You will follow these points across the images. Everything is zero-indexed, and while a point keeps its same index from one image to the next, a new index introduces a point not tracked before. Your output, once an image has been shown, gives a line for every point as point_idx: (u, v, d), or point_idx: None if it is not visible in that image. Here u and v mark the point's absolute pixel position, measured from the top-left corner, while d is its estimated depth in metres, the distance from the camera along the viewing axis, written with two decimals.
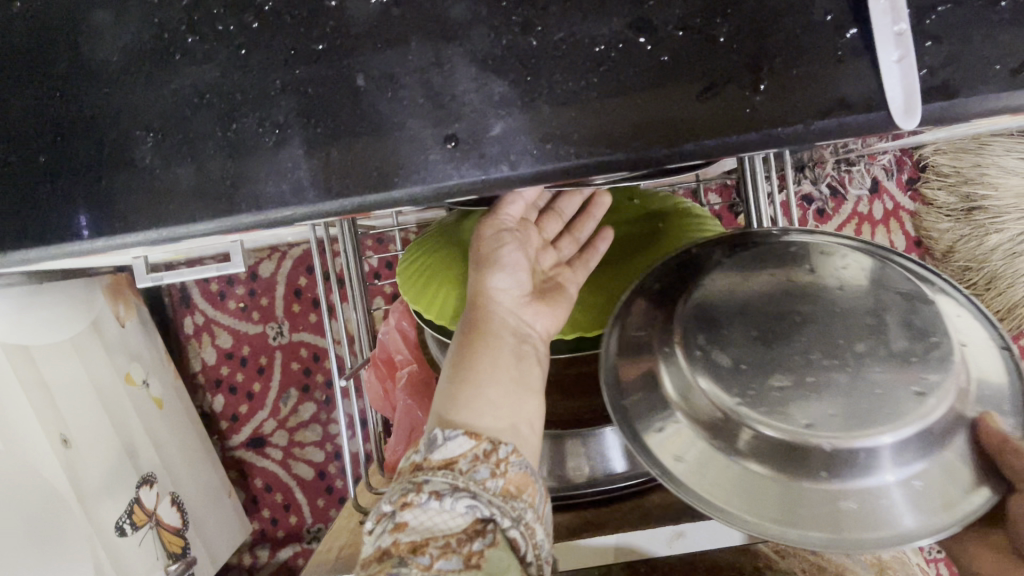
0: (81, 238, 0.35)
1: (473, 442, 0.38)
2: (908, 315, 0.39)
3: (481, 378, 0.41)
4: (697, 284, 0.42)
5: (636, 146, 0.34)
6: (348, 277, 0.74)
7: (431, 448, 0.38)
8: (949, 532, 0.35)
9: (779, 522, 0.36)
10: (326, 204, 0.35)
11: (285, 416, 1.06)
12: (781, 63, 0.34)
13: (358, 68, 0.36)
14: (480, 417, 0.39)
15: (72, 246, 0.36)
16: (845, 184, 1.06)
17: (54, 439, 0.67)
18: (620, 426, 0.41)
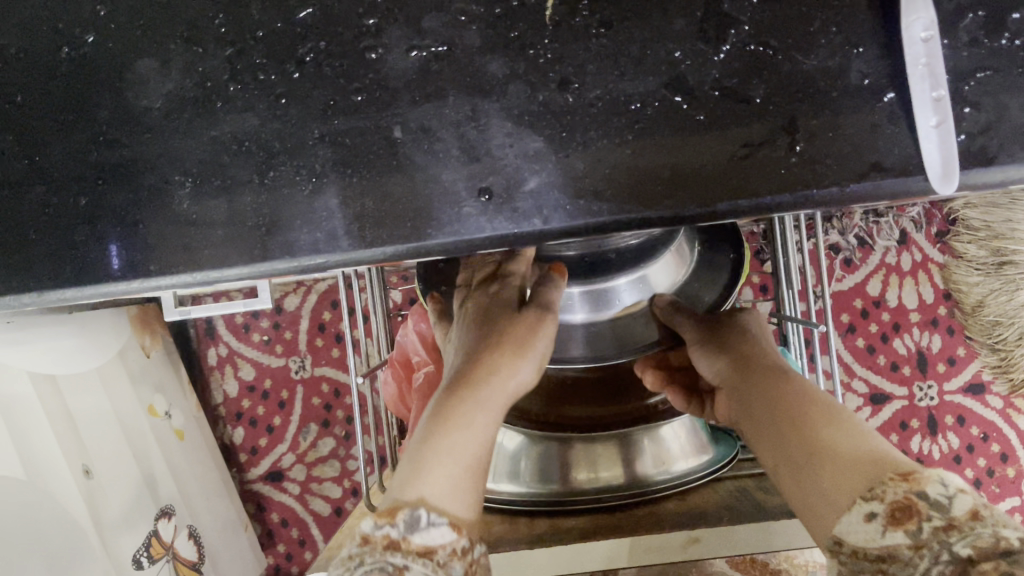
0: (116, 278, 0.36)
1: (454, 536, 0.41)
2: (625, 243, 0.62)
3: (466, 466, 0.45)
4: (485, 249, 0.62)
5: (670, 204, 0.35)
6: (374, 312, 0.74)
7: (412, 529, 0.41)
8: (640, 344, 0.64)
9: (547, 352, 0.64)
10: (360, 253, 0.35)
11: (303, 450, 1.05)
12: (817, 126, 0.34)
13: (395, 120, 0.36)
14: (460, 510, 0.43)
15: (108, 286, 0.36)
16: (873, 235, 1.07)
17: (77, 471, 0.68)
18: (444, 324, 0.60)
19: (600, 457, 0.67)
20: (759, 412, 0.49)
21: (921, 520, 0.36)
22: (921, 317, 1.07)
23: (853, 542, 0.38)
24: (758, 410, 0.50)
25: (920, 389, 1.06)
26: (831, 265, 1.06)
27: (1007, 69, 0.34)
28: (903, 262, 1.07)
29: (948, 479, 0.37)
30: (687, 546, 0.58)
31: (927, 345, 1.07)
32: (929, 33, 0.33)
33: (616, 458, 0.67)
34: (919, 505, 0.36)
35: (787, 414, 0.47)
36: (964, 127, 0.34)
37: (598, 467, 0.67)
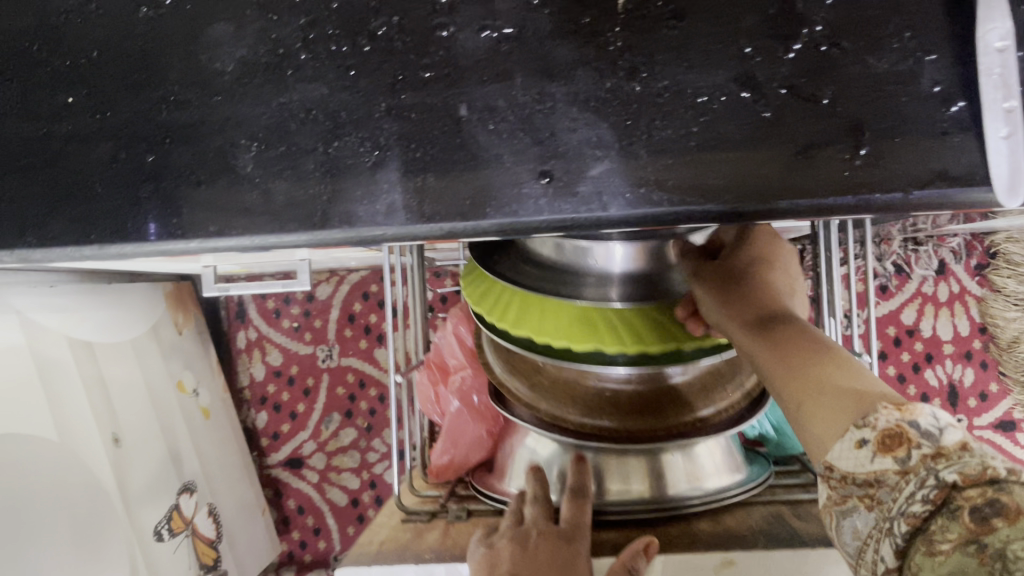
0: (148, 241, 0.36)
1: None
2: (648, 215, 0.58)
3: None
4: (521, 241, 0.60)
5: (733, 198, 0.35)
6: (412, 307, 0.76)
7: None
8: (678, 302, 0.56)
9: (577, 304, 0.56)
10: (416, 227, 0.36)
11: (325, 439, 1.11)
12: (884, 130, 0.34)
13: (462, 99, 0.36)
14: None
15: (138, 248, 0.36)
16: (910, 264, 1.12)
17: (106, 438, 0.68)
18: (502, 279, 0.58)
19: (634, 472, 0.66)
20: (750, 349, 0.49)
21: (914, 447, 0.37)
22: (955, 349, 1.12)
23: (843, 470, 0.39)
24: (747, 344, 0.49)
25: None
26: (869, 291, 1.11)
27: None
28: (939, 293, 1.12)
29: (939, 413, 0.38)
30: (722, 568, 0.56)
31: (959, 377, 1.13)
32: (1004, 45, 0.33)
33: (648, 475, 0.66)
34: (912, 434, 0.37)
35: (793, 356, 0.46)
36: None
37: (633, 486, 0.65)
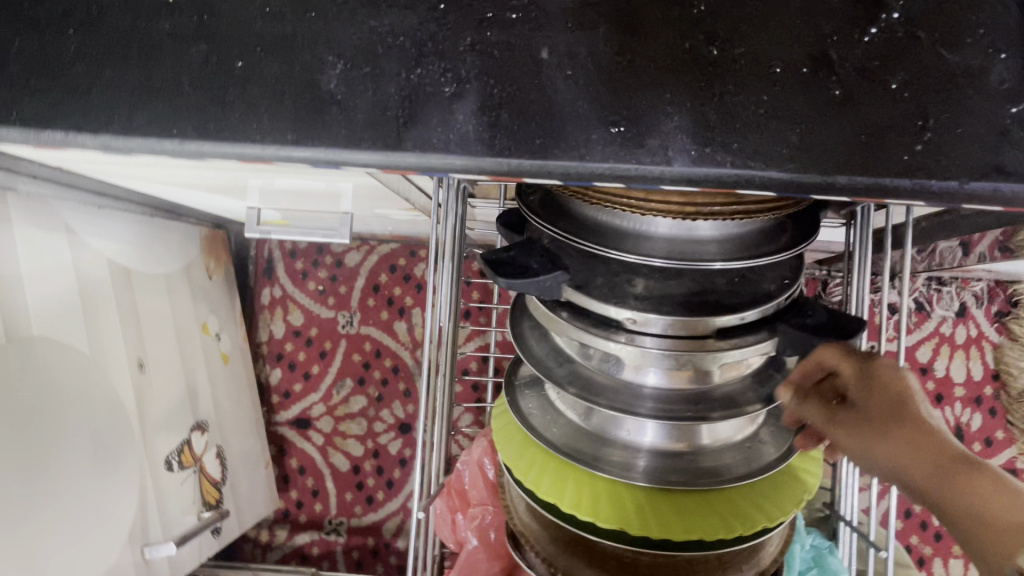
0: (205, 141, 0.38)
1: None
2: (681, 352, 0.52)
3: None
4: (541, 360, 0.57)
5: (793, 168, 0.36)
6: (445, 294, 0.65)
7: None
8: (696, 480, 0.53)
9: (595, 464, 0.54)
10: (486, 160, 0.37)
11: (335, 404, 1.11)
12: (948, 120, 0.36)
13: (545, 43, 0.38)
14: None
15: (195, 146, 0.38)
16: (931, 302, 1.02)
17: (131, 362, 0.69)
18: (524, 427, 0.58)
19: None
20: (870, 456, 0.44)
21: None
22: (967, 393, 1.04)
23: None
24: (915, 468, 0.42)
25: None
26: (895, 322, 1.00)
27: None
28: (958, 335, 1.03)
29: None
30: None
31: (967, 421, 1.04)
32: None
33: None
34: None
35: (915, 457, 0.42)
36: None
37: None
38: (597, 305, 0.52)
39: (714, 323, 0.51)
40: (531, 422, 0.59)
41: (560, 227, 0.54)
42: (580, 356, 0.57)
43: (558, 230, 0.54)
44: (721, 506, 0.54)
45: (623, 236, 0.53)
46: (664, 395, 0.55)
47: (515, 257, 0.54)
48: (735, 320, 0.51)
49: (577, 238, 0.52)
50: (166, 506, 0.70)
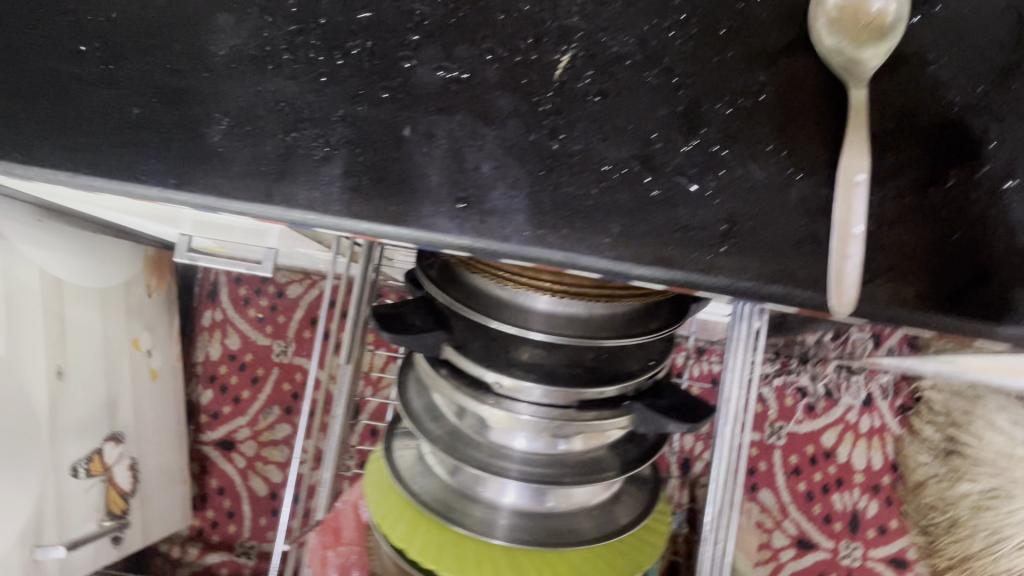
0: (94, 176, 0.42)
1: None
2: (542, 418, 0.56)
3: None
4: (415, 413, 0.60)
5: (614, 255, 0.40)
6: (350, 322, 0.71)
7: None
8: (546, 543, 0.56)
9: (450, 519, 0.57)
10: (343, 220, 0.41)
11: (260, 429, 1.02)
12: (750, 227, 0.40)
13: (407, 121, 0.42)
14: None
15: (85, 179, 0.42)
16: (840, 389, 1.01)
17: (51, 369, 0.72)
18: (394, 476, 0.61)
19: None
20: None
21: None
22: (865, 480, 1.00)
23: None
24: None
25: (846, 547, 0.98)
26: (793, 406, 1.00)
27: (914, 228, 0.40)
28: (861, 423, 1.00)
29: None
30: None
31: (863, 508, 0.99)
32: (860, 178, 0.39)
33: None
34: None
35: None
36: (870, 267, 0.39)
37: None
38: (471, 366, 0.56)
39: (581, 395, 0.55)
40: (401, 469, 0.61)
41: (450, 294, 0.57)
42: (453, 415, 0.60)
43: (448, 297, 0.57)
44: (562, 567, 0.57)
45: (507, 306, 0.56)
46: (528, 460, 0.58)
47: (401, 312, 0.58)
48: (595, 393, 0.56)
49: (464, 306, 0.56)
50: (67, 510, 0.72)
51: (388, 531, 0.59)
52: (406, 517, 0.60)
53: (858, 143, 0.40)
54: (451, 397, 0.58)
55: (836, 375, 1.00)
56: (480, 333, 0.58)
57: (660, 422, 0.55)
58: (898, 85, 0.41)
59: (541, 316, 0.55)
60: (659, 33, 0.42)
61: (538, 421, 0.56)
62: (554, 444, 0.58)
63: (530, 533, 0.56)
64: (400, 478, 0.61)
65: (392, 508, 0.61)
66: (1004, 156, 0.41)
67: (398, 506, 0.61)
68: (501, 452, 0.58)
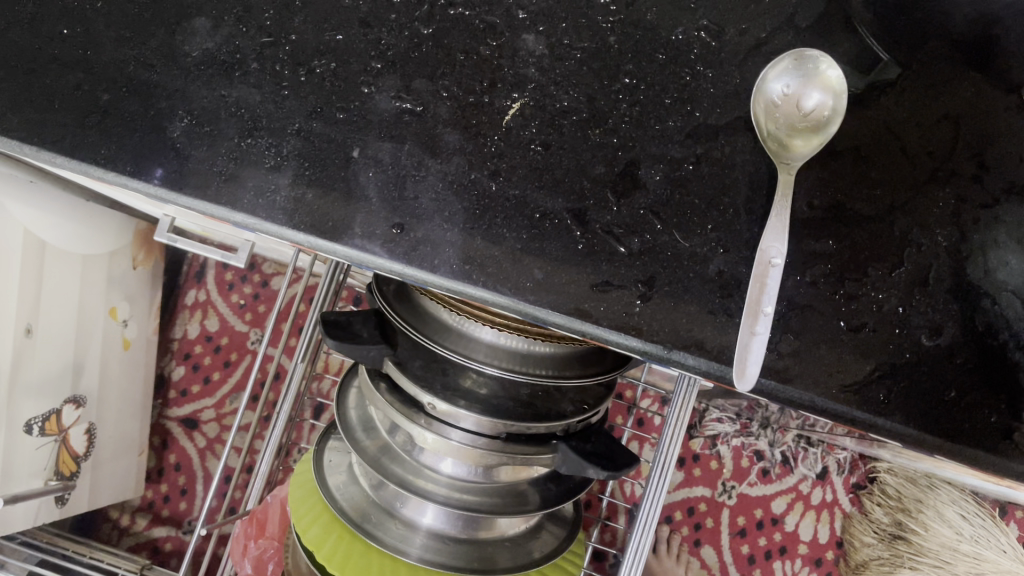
0: (54, 152, 0.44)
1: None
2: (468, 448, 0.57)
3: None
4: (352, 423, 0.62)
5: (533, 298, 0.40)
6: (311, 317, 0.76)
7: None
8: (455, 567, 0.57)
9: (367, 532, 0.58)
10: (280, 228, 0.42)
11: (226, 412, 1.03)
12: (668, 292, 0.41)
13: (356, 143, 0.43)
14: None
15: (46, 154, 0.44)
16: (797, 458, 0.98)
17: (19, 327, 0.74)
18: (323, 481, 0.63)
19: None
20: None
21: None
22: (808, 551, 0.97)
23: None
24: None
25: None
26: (746, 468, 0.98)
27: (827, 315, 0.41)
28: (813, 495, 0.98)
29: None
30: None
31: None
32: (776, 259, 0.40)
33: None
34: None
35: None
36: (783, 345, 0.40)
37: None
38: (407, 382, 0.57)
39: (509, 428, 0.56)
40: (331, 475, 0.63)
41: (400, 316, 0.58)
42: (386, 430, 0.61)
43: (399, 319, 0.58)
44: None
45: (455, 332, 0.57)
46: (451, 484, 0.59)
47: (350, 321, 0.59)
48: (522, 428, 0.56)
49: (412, 330, 0.57)
50: (13, 465, 0.74)
51: (303, 533, 0.61)
52: (322, 521, 0.61)
53: (781, 230, 0.41)
54: (386, 412, 0.60)
55: (795, 445, 0.98)
56: (422, 353, 0.59)
57: (581, 466, 0.56)
58: (831, 176, 0.43)
59: (485, 346, 0.56)
60: (608, 94, 0.44)
61: (464, 449, 0.57)
62: (479, 472, 0.59)
63: (440, 556, 0.57)
64: (327, 483, 0.62)
65: (311, 511, 0.63)
66: (922, 258, 0.42)
67: (317, 511, 0.62)
68: (426, 473, 0.59)
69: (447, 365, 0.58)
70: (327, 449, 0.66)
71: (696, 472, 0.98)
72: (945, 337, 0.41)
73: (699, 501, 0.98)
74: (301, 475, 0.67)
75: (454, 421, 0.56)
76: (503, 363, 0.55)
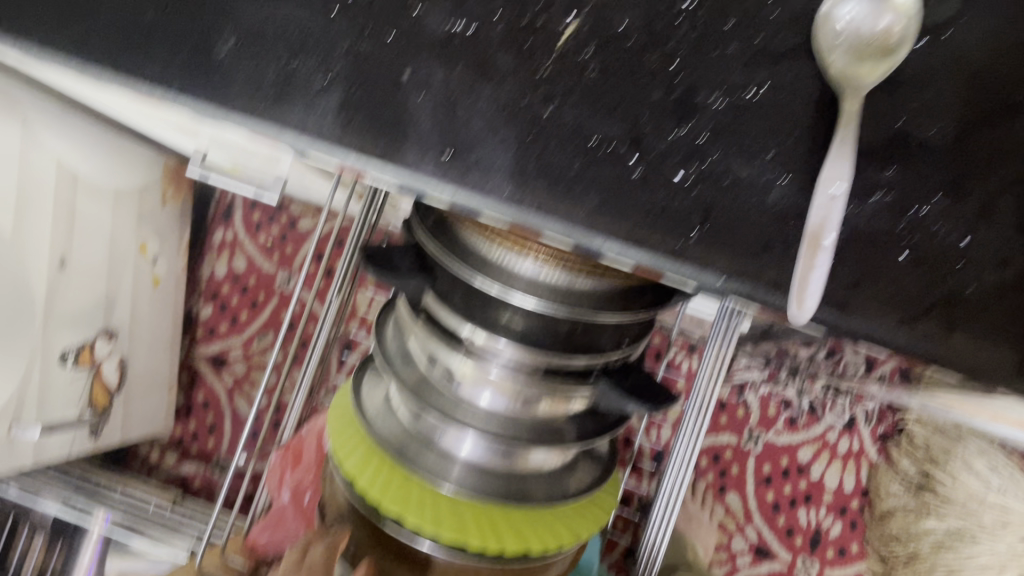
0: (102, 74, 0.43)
1: None
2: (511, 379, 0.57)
3: None
4: (389, 355, 0.62)
5: (589, 224, 0.41)
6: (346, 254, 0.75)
7: None
8: (493, 497, 0.56)
9: (406, 460, 0.58)
10: (335, 150, 0.43)
11: (253, 351, 1.03)
12: (722, 222, 0.41)
13: (407, 66, 0.42)
14: None
15: None
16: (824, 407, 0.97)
17: (54, 260, 0.74)
18: (359, 412, 0.62)
19: None
20: None
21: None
22: (832, 501, 0.97)
23: None
24: None
25: (801, 561, 0.98)
26: (774, 416, 0.98)
27: (886, 245, 0.40)
28: (840, 444, 0.97)
29: None
30: None
31: (826, 527, 0.97)
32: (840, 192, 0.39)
33: None
34: None
35: None
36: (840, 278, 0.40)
37: None
38: (449, 315, 0.57)
39: (549, 362, 0.56)
40: (367, 406, 0.62)
41: (440, 247, 0.57)
42: (425, 362, 0.61)
43: (439, 250, 0.57)
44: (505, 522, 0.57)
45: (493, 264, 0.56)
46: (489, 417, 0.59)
47: (389, 253, 0.60)
48: (563, 361, 0.56)
49: (452, 260, 0.56)
50: (50, 397, 0.75)
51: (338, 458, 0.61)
52: (361, 451, 0.61)
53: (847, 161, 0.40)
54: (425, 343, 0.59)
55: (823, 394, 0.97)
56: (462, 288, 0.58)
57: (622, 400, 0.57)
58: None
59: (524, 278, 0.55)
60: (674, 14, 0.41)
61: (504, 380, 0.57)
62: (518, 405, 0.58)
63: (480, 487, 0.57)
64: (364, 414, 0.62)
65: (349, 441, 0.62)
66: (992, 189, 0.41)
67: (356, 441, 0.62)
68: (464, 405, 0.59)
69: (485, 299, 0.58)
70: (362, 382, 0.65)
71: (723, 419, 0.99)
72: (1013, 270, 0.41)
73: (725, 448, 0.99)
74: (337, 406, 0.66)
75: (496, 351, 0.56)
76: (543, 293, 0.54)
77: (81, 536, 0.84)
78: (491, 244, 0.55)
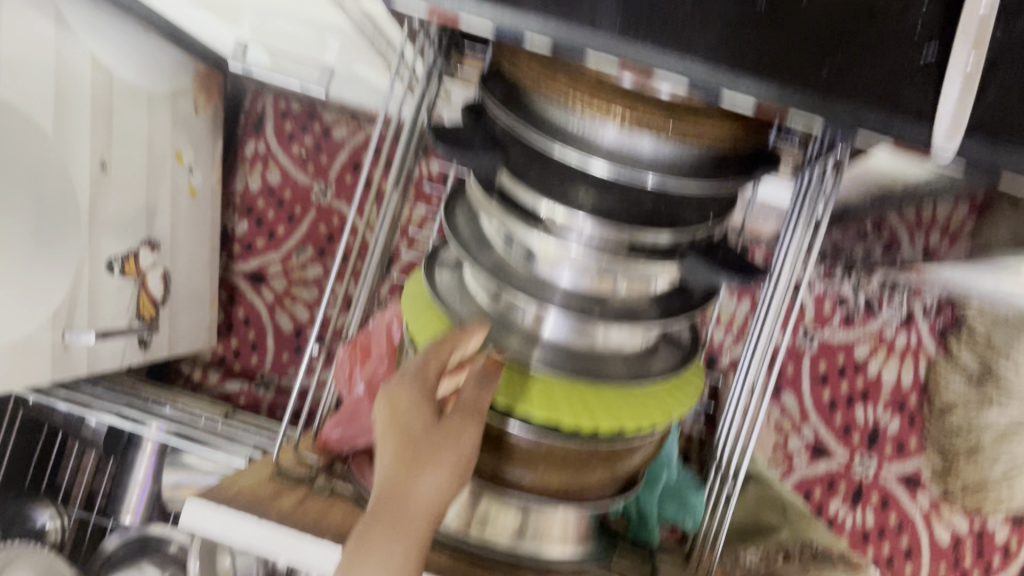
0: None
1: None
2: (596, 256, 0.53)
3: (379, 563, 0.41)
4: (460, 235, 0.58)
5: (707, 56, 0.31)
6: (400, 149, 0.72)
7: None
8: (576, 378, 0.52)
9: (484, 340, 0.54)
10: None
11: (292, 266, 1.01)
12: (865, 43, 0.31)
13: None
14: None
15: None
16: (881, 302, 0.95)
17: (94, 161, 0.71)
18: (432, 292, 0.59)
19: (491, 517, 0.55)
20: None
21: None
22: (890, 396, 0.96)
23: None
24: None
25: (860, 459, 0.96)
26: (828, 315, 0.95)
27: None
28: (898, 339, 0.95)
29: None
30: None
31: (884, 423, 0.96)
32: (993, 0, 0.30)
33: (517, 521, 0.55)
34: None
35: None
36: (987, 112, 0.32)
37: (490, 525, 0.55)
38: (526, 194, 0.54)
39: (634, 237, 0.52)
40: (440, 288, 0.59)
41: (516, 118, 0.53)
42: (501, 242, 0.57)
43: (513, 121, 0.53)
44: (595, 402, 0.52)
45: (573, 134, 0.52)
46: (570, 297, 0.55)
47: (460, 132, 0.55)
48: (649, 237, 0.52)
49: (532, 130, 0.52)
50: (100, 303, 0.72)
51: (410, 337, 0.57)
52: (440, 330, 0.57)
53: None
54: (500, 219, 0.55)
55: (880, 289, 0.95)
56: (537, 162, 0.55)
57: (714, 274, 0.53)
58: None
59: (605, 146, 0.51)
60: None
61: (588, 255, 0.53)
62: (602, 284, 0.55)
63: (566, 365, 0.53)
64: (438, 295, 0.58)
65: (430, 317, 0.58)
66: None
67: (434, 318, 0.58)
68: (543, 284, 0.55)
69: (564, 174, 0.54)
70: (433, 263, 0.62)
71: None
72: None
73: None
74: (413, 282, 0.63)
75: (579, 225, 0.52)
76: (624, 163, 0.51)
77: (135, 451, 0.84)
78: (572, 110, 0.51)
